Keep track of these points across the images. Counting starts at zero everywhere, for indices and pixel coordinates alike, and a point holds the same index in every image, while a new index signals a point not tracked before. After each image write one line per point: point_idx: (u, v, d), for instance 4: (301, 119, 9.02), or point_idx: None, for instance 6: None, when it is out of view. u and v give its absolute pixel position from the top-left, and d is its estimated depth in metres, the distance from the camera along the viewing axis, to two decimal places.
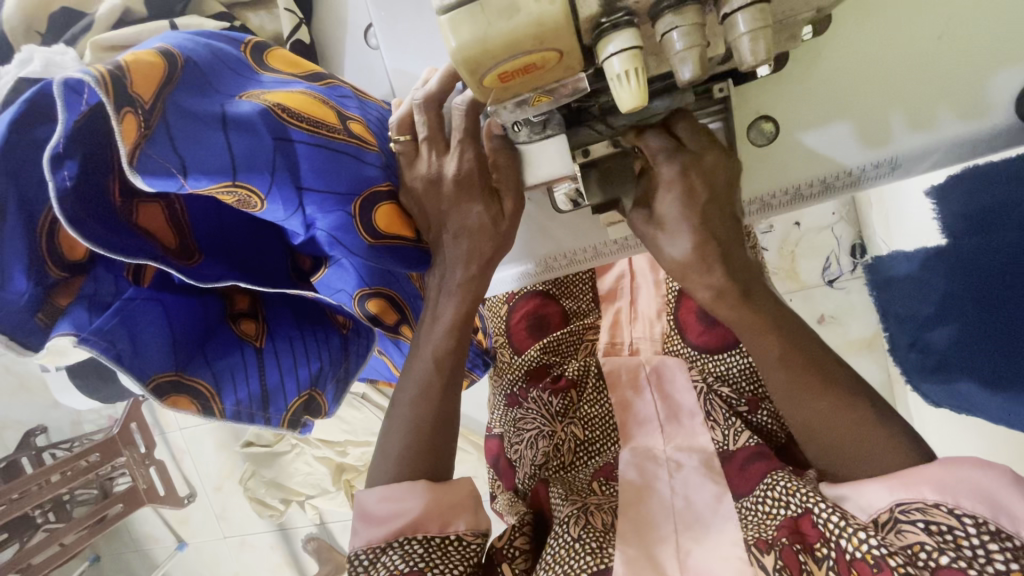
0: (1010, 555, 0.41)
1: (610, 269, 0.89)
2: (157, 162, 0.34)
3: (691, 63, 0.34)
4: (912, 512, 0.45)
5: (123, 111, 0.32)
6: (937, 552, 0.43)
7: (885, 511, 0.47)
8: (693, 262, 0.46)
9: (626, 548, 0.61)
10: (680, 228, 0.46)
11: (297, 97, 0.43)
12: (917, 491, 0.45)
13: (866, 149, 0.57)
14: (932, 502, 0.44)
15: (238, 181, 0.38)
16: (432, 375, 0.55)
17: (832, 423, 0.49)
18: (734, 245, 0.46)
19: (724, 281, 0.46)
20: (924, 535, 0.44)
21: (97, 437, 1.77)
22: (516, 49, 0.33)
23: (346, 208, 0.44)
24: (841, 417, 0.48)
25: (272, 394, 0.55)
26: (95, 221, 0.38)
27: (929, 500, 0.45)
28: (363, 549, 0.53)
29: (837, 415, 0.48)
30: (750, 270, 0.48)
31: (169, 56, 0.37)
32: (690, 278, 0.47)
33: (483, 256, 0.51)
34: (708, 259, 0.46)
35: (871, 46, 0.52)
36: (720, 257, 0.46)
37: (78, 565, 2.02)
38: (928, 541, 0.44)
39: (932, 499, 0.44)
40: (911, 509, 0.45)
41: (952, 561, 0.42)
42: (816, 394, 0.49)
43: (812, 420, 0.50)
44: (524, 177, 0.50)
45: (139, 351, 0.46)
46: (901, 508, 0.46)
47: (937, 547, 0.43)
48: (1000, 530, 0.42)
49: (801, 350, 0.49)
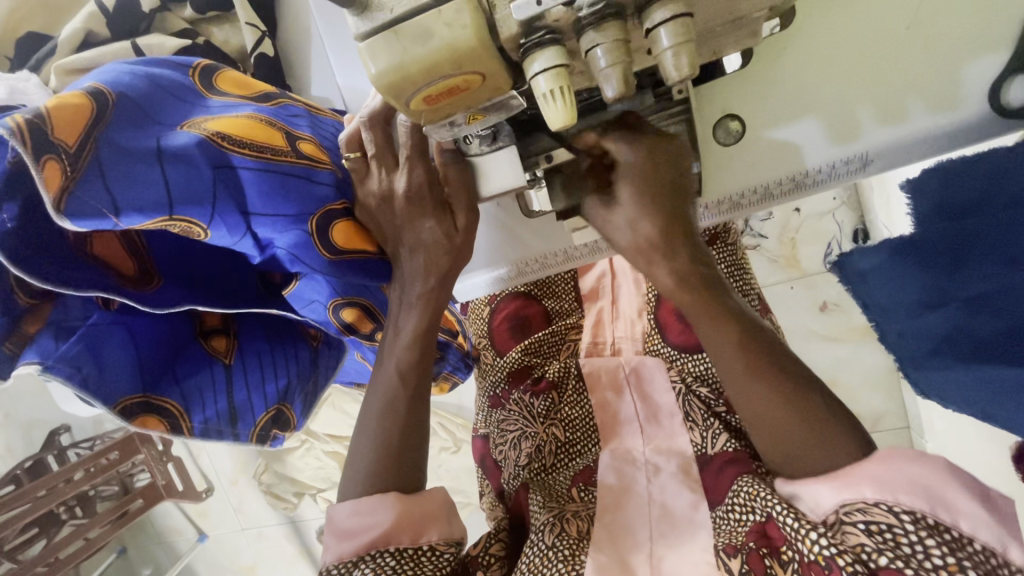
0: (946, 549, 0.41)
1: (591, 269, 0.89)
2: (87, 204, 0.35)
3: (615, 80, 0.34)
4: (854, 513, 0.45)
5: (42, 159, 0.33)
6: (877, 553, 0.43)
7: (832, 513, 0.46)
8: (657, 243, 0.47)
9: (598, 555, 0.62)
10: (619, 217, 0.49)
11: (240, 122, 0.43)
12: (858, 491, 0.45)
13: (836, 145, 0.55)
14: (872, 501, 0.44)
15: (176, 216, 0.39)
16: (398, 388, 0.57)
17: (789, 430, 0.48)
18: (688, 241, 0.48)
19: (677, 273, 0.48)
20: (865, 536, 0.44)
21: (116, 436, 1.83)
22: (434, 74, 0.33)
23: (302, 226, 0.45)
24: (792, 406, 0.48)
25: (240, 411, 0.56)
26: (43, 258, 0.39)
27: (869, 499, 0.44)
28: (335, 565, 0.54)
29: (785, 409, 0.48)
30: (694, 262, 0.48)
31: (98, 95, 0.37)
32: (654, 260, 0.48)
33: (440, 270, 0.51)
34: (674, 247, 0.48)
35: (833, 39, 0.51)
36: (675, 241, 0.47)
37: (106, 558, 2.09)
38: (869, 542, 0.44)
39: (873, 498, 0.44)
40: (853, 509, 0.45)
41: (891, 563, 0.42)
42: (768, 389, 0.48)
43: (767, 410, 0.48)
44: (479, 189, 0.50)
45: (105, 374, 0.47)
46: (844, 510, 0.45)
47: (876, 549, 0.43)
48: (937, 523, 0.42)
49: (751, 345, 0.48)
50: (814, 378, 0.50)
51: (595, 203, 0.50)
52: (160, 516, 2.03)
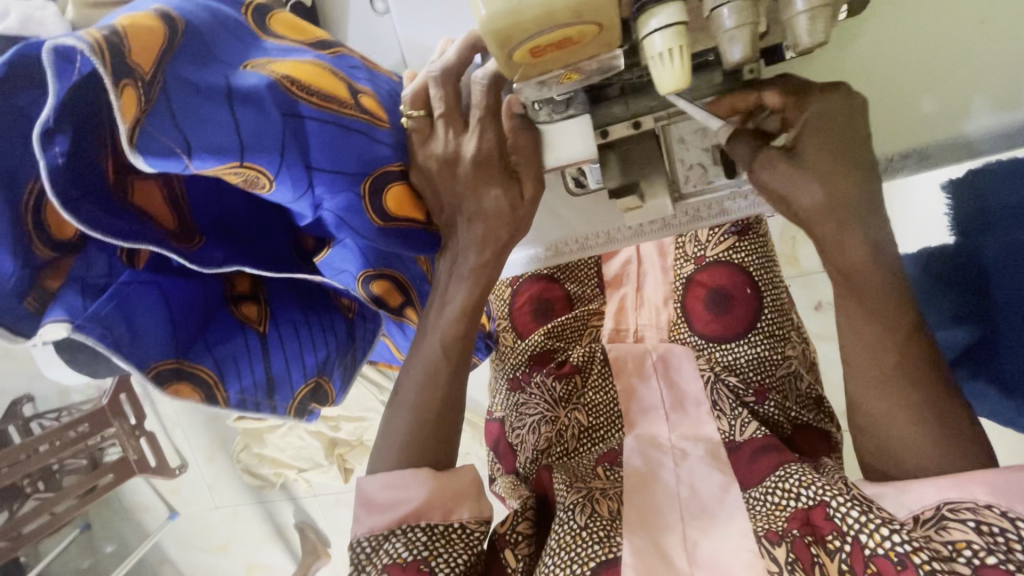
0: None
1: (616, 254, 0.86)
2: (159, 142, 0.33)
3: (741, 43, 0.32)
4: (962, 511, 0.41)
5: (121, 84, 0.30)
6: (984, 551, 0.39)
7: (930, 509, 0.43)
8: (823, 213, 0.42)
9: (632, 538, 0.59)
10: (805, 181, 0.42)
11: (305, 68, 0.40)
12: (969, 492, 0.41)
13: (893, 137, 0.53)
14: (984, 502, 0.40)
15: (245, 163, 0.36)
16: (441, 362, 0.54)
17: (886, 380, 0.44)
18: (871, 236, 0.43)
19: (869, 233, 0.43)
20: (973, 534, 0.40)
21: (85, 407, 1.71)
22: (550, 21, 0.30)
23: (355, 188, 0.42)
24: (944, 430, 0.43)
25: (278, 381, 0.53)
26: (87, 201, 0.36)
27: (981, 501, 0.40)
28: (366, 537, 0.53)
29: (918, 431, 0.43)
30: (868, 225, 0.43)
31: (168, 18, 0.34)
32: (824, 235, 0.43)
33: (498, 241, 0.48)
34: (841, 220, 0.42)
35: (909, 30, 0.48)
36: (834, 219, 0.43)
37: (68, 533, 1.89)
38: (976, 540, 0.40)
39: (985, 499, 0.40)
40: (960, 508, 0.41)
41: (999, 563, 0.38)
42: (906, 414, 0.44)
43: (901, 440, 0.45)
44: (544, 159, 0.46)
45: (138, 338, 0.44)
46: (949, 507, 0.41)
47: (986, 547, 0.39)
48: None
49: (911, 387, 0.44)
50: (912, 349, 0.44)
51: (767, 160, 0.44)
52: (127, 492, 1.93)
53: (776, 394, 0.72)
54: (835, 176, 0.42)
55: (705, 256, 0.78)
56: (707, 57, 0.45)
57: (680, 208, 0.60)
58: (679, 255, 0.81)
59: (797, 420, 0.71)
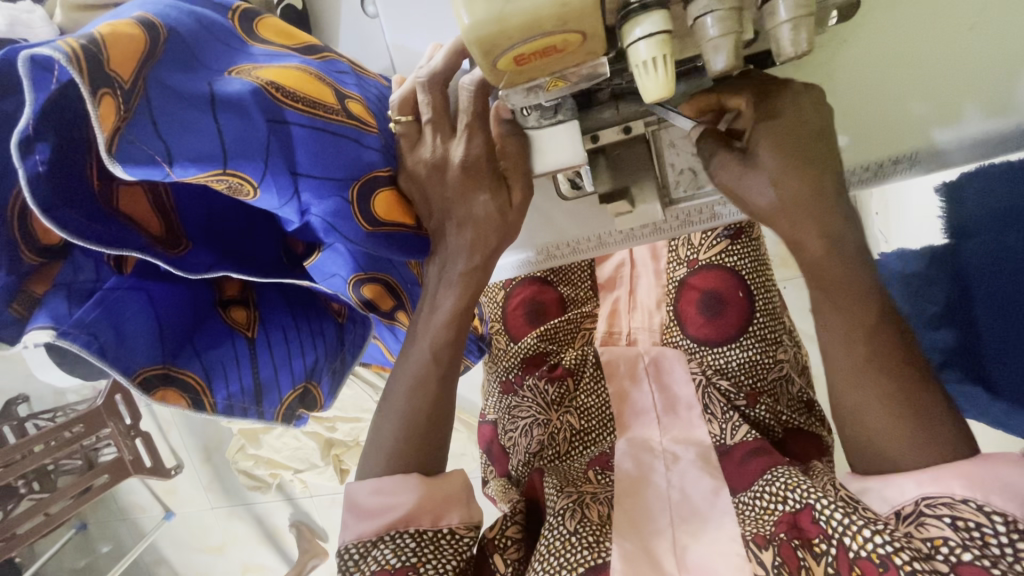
0: None
1: (609, 257, 0.87)
2: (141, 150, 0.33)
3: (725, 52, 0.32)
4: (939, 507, 0.41)
5: (99, 93, 0.30)
6: (961, 548, 0.39)
7: (909, 505, 0.42)
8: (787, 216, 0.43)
9: (622, 542, 0.59)
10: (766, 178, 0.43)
11: (291, 74, 0.40)
12: (946, 486, 0.41)
13: (886, 142, 0.53)
14: (960, 497, 0.40)
15: (228, 170, 0.36)
16: (430, 367, 0.54)
17: (868, 384, 0.43)
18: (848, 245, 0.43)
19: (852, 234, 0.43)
20: (949, 530, 0.40)
21: (81, 407, 1.71)
22: (534, 30, 0.31)
23: (343, 194, 0.42)
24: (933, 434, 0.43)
25: (265, 387, 0.53)
26: (70, 208, 0.35)
27: (957, 496, 0.40)
28: (353, 544, 0.53)
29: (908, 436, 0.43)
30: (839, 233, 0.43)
31: (150, 26, 0.34)
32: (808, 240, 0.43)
33: (487, 247, 0.48)
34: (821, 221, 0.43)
35: (897, 34, 0.48)
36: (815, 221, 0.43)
37: (63, 534, 1.89)
38: (953, 536, 0.40)
39: (961, 494, 0.40)
40: (937, 503, 0.41)
41: (974, 559, 0.39)
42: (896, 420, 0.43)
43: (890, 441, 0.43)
44: (533, 164, 0.47)
45: (125, 341, 0.44)
46: (927, 503, 0.41)
47: (962, 544, 0.39)
48: None
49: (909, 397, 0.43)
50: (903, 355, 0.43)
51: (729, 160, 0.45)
52: (123, 492, 1.92)
53: (768, 398, 0.72)
54: (815, 186, 0.43)
55: (697, 259, 0.78)
56: (694, 64, 0.45)
57: (671, 214, 0.59)
58: (671, 258, 0.82)
59: (788, 424, 0.71)
